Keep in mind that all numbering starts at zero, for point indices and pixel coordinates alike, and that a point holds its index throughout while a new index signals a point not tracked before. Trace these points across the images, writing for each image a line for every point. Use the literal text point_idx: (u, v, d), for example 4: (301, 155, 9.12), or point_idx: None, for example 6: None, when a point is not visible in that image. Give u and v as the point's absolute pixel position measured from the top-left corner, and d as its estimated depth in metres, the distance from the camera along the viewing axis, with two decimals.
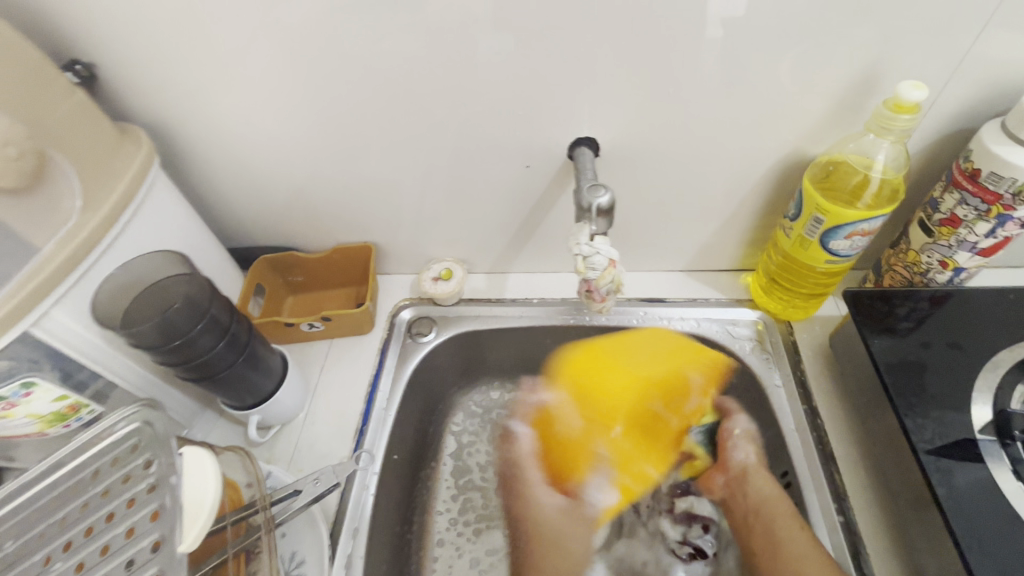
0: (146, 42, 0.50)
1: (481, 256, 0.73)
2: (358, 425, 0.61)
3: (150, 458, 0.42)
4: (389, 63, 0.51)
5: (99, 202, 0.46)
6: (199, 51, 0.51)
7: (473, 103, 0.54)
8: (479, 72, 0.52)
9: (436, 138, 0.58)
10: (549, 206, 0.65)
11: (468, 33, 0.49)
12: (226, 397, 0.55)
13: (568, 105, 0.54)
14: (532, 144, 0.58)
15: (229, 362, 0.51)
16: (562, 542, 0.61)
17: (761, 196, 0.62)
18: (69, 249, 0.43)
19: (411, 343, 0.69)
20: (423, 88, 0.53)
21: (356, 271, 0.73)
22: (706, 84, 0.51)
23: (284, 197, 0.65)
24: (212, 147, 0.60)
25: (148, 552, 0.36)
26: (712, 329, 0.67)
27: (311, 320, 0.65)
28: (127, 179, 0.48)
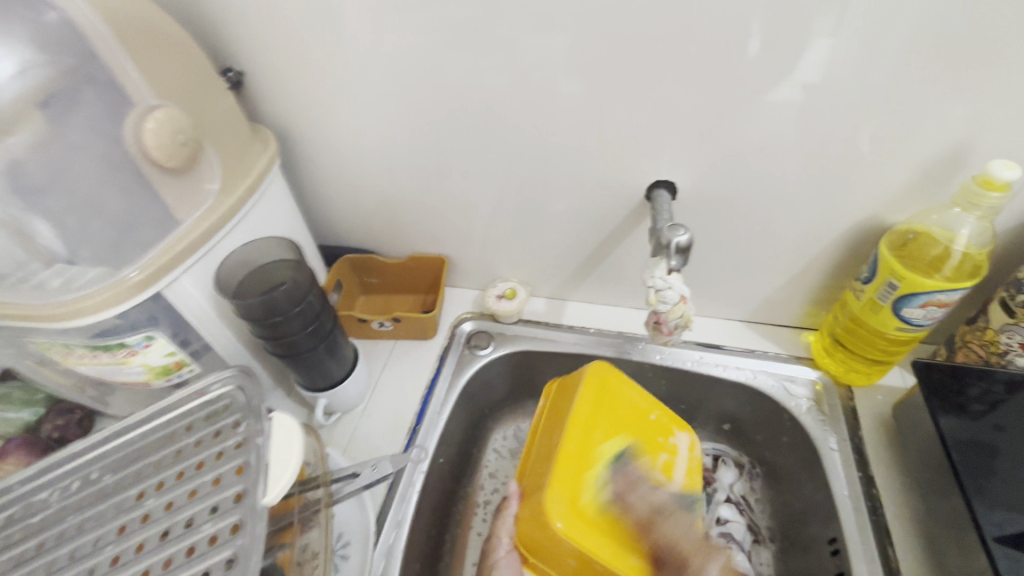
0: (286, 59, 0.57)
1: (545, 281, 0.76)
2: (413, 425, 0.65)
3: (239, 419, 0.47)
4: (486, 93, 0.56)
5: (232, 187, 0.52)
6: (327, 69, 0.58)
7: (559, 137, 0.58)
8: (566, 107, 0.56)
9: (517, 165, 0.62)
10: (619, 240, 0.67)
11: (568, 71, 0.53)
12: (302, 377, 0.60)
13: (650, 149, 0.57)
14: (610, 182, 0.61)
15: (313, 345, 0.56)
16: None
17: (832, 257, 0.62)
18: (206, 226, 0.49)
19: (468, 354, 0.72)
20: (516, 120, 0.58)
21: (427, 281, 0.78)
22: (794, 141, 0.53)
23: (373, 204, 0.71)
24: (320, 154, 0.67)
25: (230, 501, 0.41)
26: (768, 383, 0.66)
27: (382, 319, 0.70)
28: (256, 172, 0.54)
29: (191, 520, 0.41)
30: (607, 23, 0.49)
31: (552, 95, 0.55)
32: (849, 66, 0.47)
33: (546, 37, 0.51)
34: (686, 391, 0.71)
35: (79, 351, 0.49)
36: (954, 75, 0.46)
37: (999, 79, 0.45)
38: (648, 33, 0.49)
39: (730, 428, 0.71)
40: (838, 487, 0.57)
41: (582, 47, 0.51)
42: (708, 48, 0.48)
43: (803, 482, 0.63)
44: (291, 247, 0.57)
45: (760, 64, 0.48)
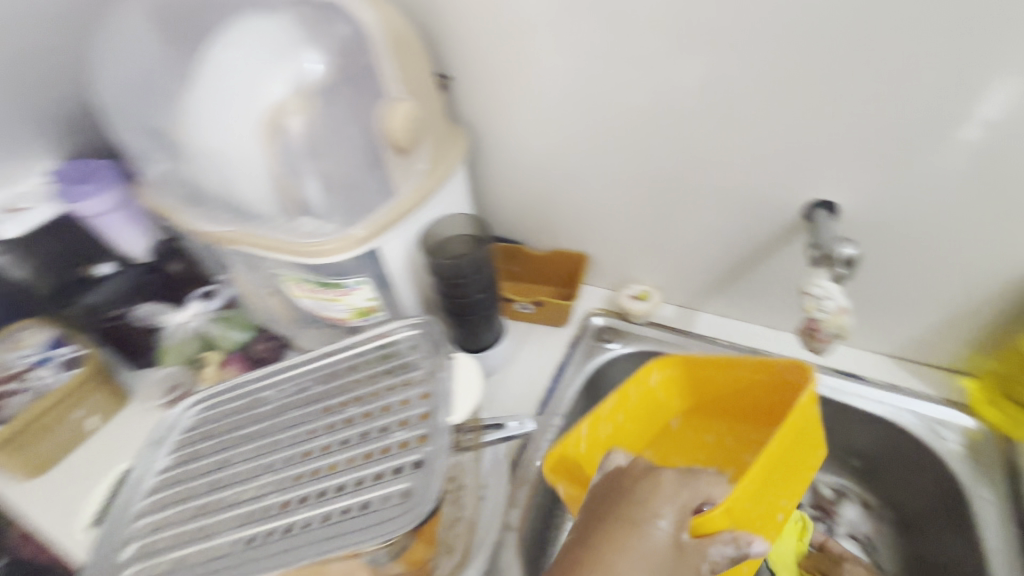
0: (482, 68, 0.66)
1: (678, 289, 0.79)
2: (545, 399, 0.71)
3: (423, 357, 0.56)
4: (658, 109, 0.61)
5: (436, 170, 0.62)
6: (515, 79, 0.66)
7: (722, 152, 0.61)
8: (735, 125, 0.59)
9: (672, 176, 0.66)
10: (765, 256, 0.68)
11: (748, 90, 0.56)
12: (462, 337, 0.69)
13: (815, 169, 0.58)
14: (765, 199, 0.63)
15: (482, 307, 0.66)
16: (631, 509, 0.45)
17: (1007, 299, 0.59)
18: (415, 199, 0.60)
19: (597, 346, 0.77)
20: (681, 135, 0.62)
21: (565, 274, 0.84)
22: (986, 173, 0.52)
23: (528, 199, 0.79)
24: (491, 150, 0.75)
25: (417, 417, 0.50)
26: (914, 422, 0.64)
27: (525, 301, 0.78)
28: (453, 158, 0.64)
29: (385, 427, 0.50)
30: (800, 44, 0.51)
31: (727, 111, 0.58)
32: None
33: (729, 60, 0.54)
34: (815, 416, 0.71)
35: (309, 286, 0.62)
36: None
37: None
38: (842, 56, 0.50)
39: (860, 465, 0.71)
40: (992, 540, 0.54)
41: (768, 67, 0.53)
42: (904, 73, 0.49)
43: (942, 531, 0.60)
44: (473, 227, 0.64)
45: (961, 92, 0.48)
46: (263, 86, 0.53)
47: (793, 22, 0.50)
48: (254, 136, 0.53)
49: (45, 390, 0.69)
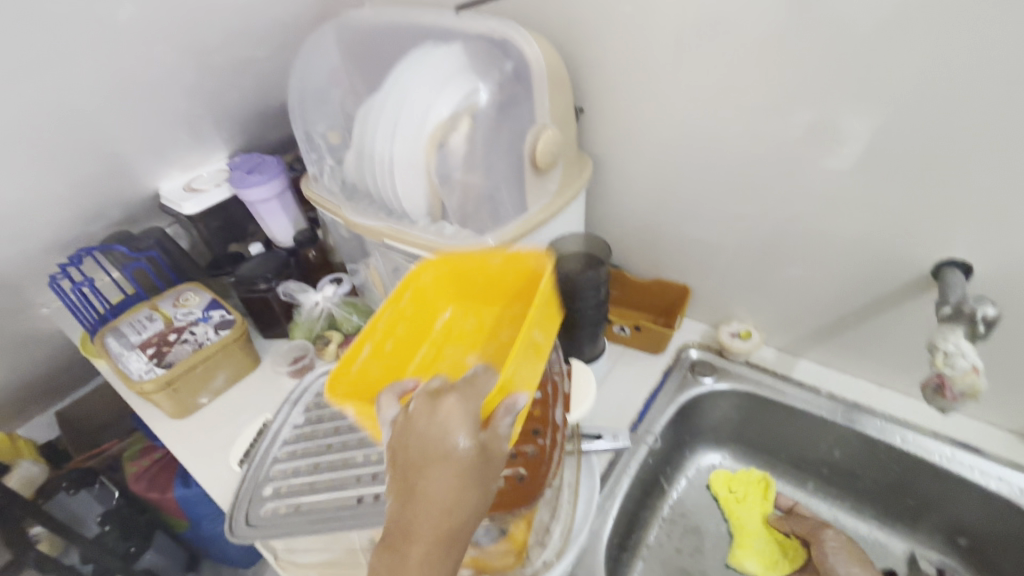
0: (616, 105, 0.72)
1: (780, 333, 0.79)
2: (635, 419, 0.74)
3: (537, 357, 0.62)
4: (786, 157, 0.63)
5: (564, 192, 0.68)
6: (646, 117, 0.70)
7: (848, 204, 0.62)
8: (866, 179, 0.60)
9: (791, 222, 0.68)
10: (881, 312, 0.67)
11: (895, 146, 0.56)
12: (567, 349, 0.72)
13: (950, 231, 0.58)
14: (890, 254, 0.63)
15: (591, 322, 0.68)
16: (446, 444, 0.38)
17: None
18: (544, 216, 0.66)
19: (691, 378, 0.79)
20: (807, 183, 0.64)
21: (664, 304, 0.86)
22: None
23: (637, 229, 0.83)
24: (610, 179, 0.80)
25: None
26: None
27: (624, 324, 0.80)
28: (580, 183, 0.70)
29: None
30: (959, 108, 0.51)
31: (865, 163, 0.59)
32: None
33: (868, 117, 0.56)
34: (919, 484, 0.68)
35: None
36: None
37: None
38: (1006, 123, 0.50)
39: (966, 544, 0.67)
40: None
41: (910, 127, 0.54)
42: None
43: None
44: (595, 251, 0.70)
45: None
46: (434, 105, 0.61)
47: (956, 87, 0.50)
48: (420, 147, 0.61)
49: (203, 344, 0.81)
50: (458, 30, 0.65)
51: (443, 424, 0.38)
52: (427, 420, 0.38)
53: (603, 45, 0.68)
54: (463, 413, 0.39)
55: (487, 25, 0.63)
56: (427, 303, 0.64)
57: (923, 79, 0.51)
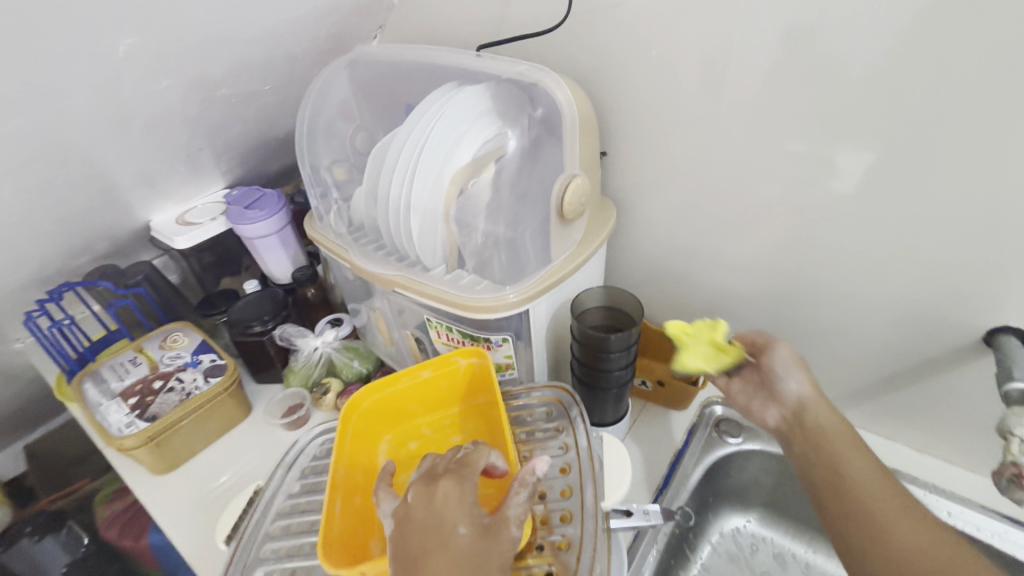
0: (641, 150, 0.68)
1: (810, 389, 0.74)
2: (659, 485, 0.70)
3: (560, 425, 0.57)
4: (825, 213, 0.60)
5: (590, 241, 0.64)
6: (674, 164, 0.67)
7: (891, 263, 0.59)
8: (913, 238, 0.56)
9: (828, 277, 0.64)
10: (923, 375, 0.64)
11: (945, 206, 0.53)
12: (592, 411, 0.68)
13: (1005, 296, 0.54)
14: (938, 316, 0.59)
15: (617, 384, 0.63)
16: (433, 522, 0.40)
17: None
18: (569, 267, 0.61)
19: (716, 438, 0.74)
20: (848, 239, 0.60)
21: None
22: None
23: (661, 276, 0.79)
24: (632, 224, 0.76)
25: (558, 493, 0.50)
26: None
27: (645, 378, 0.77)
28: (607, 231, 0.66)
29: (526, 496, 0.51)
30: (1018, 171, 0.48)
31: (912, 222, 0.55)
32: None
33: (920, 174, 0.53)
34: None
35: (454, 336, 0.64)
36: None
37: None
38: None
39: None
40: None
41: (965, 187, 0.51)
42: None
43: None
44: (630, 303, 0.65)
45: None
46: (457, 150, 0.58)
47: (1018, 150, 0.47)
48: (442, 192, 0.59)
49: (191, 393, 0.74)
50: (482, 70, 0.62)
51: (442, 510, 0.40)
52: (426, 509, 0.41)
53: (629, 89, 0.64)
54: (459, 507, 0.41)
55: (511, 66, 0.59)
56: (368, 436, 0.59)
57: (983, 141, 0.48)
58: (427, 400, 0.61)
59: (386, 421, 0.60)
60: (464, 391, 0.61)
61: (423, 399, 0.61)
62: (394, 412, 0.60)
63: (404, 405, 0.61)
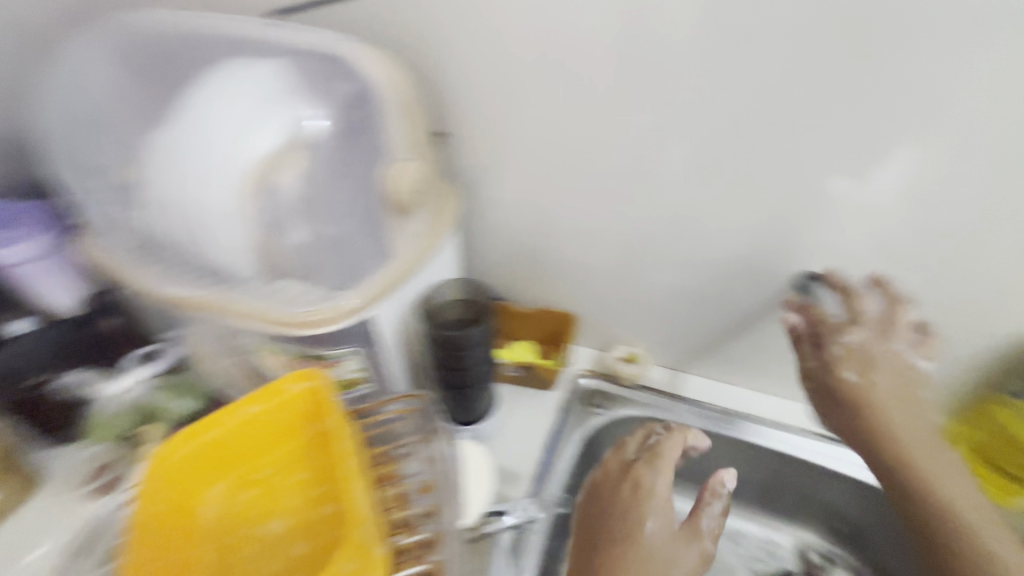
0: (479, 128, 0.64)
1: (665, 350, 0.78)
2: (538, 472, 0.68)
3: (427, 435, 0.52)
4: (658, 182, 0.62)
5: (435, 229, 0.58)
6: (514, 141, 0.64)
7: (718, 225, 0.62)
8: (733, 199, 0.60)
9: (668, 243, 0.67)
10: (754, 323, 0.70)
11: (754, 167, 0.57)
12: (454, 410, 0.64)
13: (806, 246, 0.61)
14: (760, 270, 0.65)
15: (478, 379, 0.61)
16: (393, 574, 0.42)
17: (967, 367, 0.64)
18: (412, 261, 0.54)
19: (588, 412, 0.75)
20: (680, 204, 0.62)
21: (548, 332, 0.80)
22: (957, 251, 0.57)
23: (518, 257, 0.76)
24: (481, 207, 0.72)
25: (421, 515, 0.46)
26: (893, 485, 0.66)
27: (514, 365, 0.74)
28: (453, 216, 0.60)
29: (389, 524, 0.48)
30: (809, 129, 0.54)
31: (731, 184, 0.59)
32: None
33: (732, 138, 0.56)
34: (798, 480, 0.72)
35: (289, 357, 0.55)
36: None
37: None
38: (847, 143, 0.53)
39: (840, 524, 0.72)
40: None
41: (768, 148, 0.55)
42: (900, 162, 0.53)
43: None
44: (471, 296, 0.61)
45: (949, 179, 0.52)
46: (253, 136, 0.49)
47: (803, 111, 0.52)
48: (237, 195, 0.48)
49: None
50: (281, 43, 0.52)
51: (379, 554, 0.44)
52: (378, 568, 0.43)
53: (455, 61, 0.59)
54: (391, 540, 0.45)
55: (320, 39, 0.51)
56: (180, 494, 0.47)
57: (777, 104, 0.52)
58: (263, 438, 0.50)
59: (205, 473, 0.49)
60: (303, 420, 0.50)
61: (258, 436, 0.50)
62: (218, 460, 0.49)
63: (231, 451, 0.49)
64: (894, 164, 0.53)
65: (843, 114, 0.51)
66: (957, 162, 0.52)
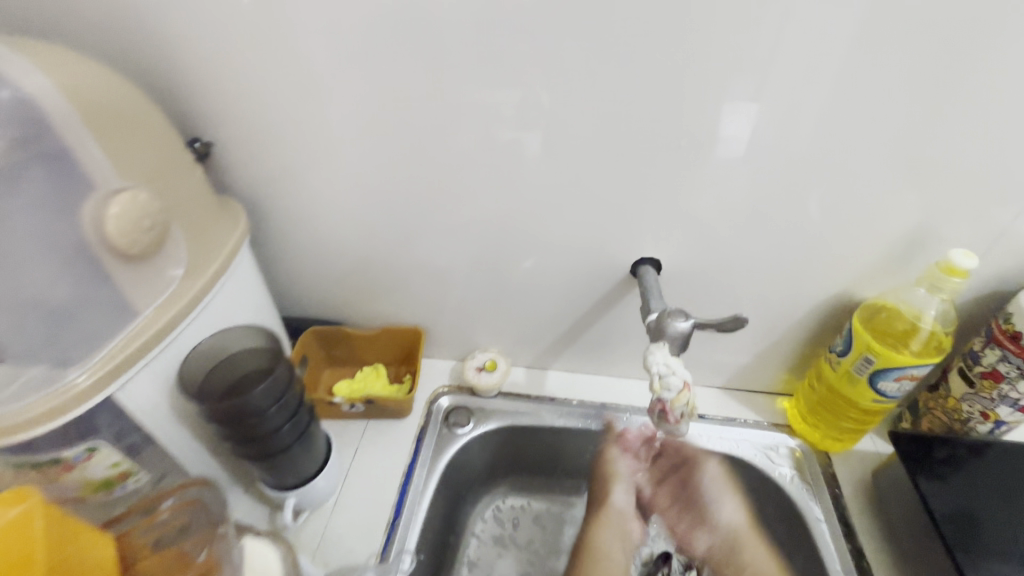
0: (257, 132, 0.54)
1: (525, 350, 0.73)
2: (390, 519, 0.60)
3: None
4: (469, 175, 0.55)
5: (198, 274, 0.47)
6: (300, 143, 0.55)
7: (543, 216, 0.58)
8: (549, 189, 0.55)
9: (499, 241, 0.61)
10: (603, 312, 0.67)
11: (562, 152, 0.52)
12: (269, 476, 0.54)
13: (636, 230, 0.58)
14: (598, 260, 0.61)
15: (286, 444, 0.51)
16: None
17: (805, 330, 0.64)
18: (164, 318, 0.44)
19: (447, 434, 0.68)
20: (498, 198, 0.57)
21: (398, 352, 0.74)
22: (776, 215, 0.54)
23: (347, 274, 0.67)
24: (289, 223, 0.62)
25: None
26: (751, 453, 0.67)
27: (353, 401, 0.66)
28: (223, 254, 0.49)
29: None
30: (603, 102, 0.49)
31: (543, 172, 0.54)
32: (833, 140, 0.48)
33: (532, 122, 0.51)
34: None
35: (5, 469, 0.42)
36: (937, 142, 0.47)
37: (969, 154, 0.48)
38: (646, 119, 0.49)
39: None
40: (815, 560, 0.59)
41: (571, 131, 0.51)
42: (699, 130, 0.49)
43: (789, 554, 0.63)
44: (271, 341, 0.53)
45: (752, 149, 0.50)
46: None
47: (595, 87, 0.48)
48: None
49: None
50: None
51: None
52: None
53: (204, 52, 0.49)
54: None
55: None
56: None
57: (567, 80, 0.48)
58: None
59: None
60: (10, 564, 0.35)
61: None
62: None
63: None
64: (694, 134, 0.50)
65: (627, 85, 0.47)
66: (754, 124, 0.48)
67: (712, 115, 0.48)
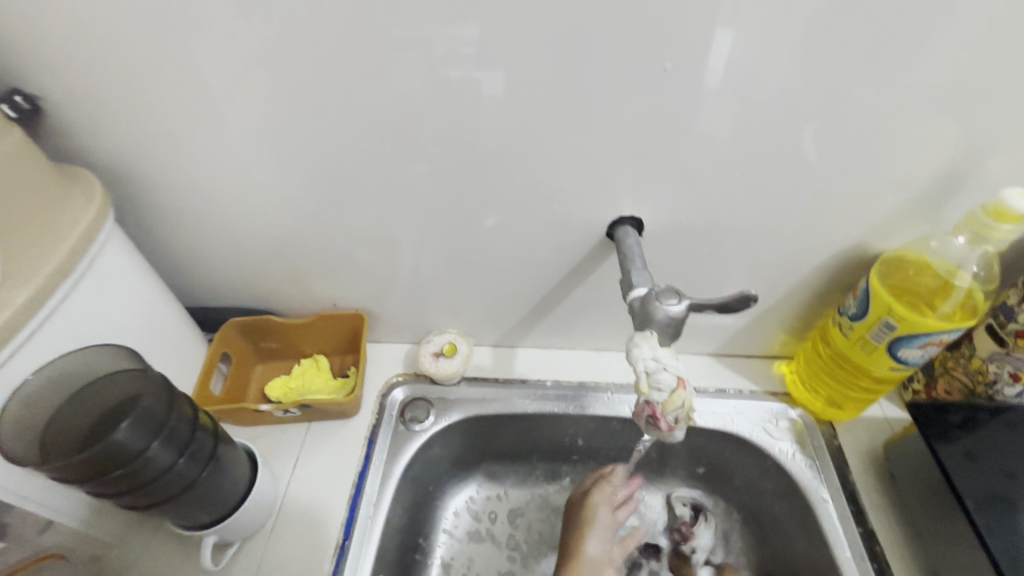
0: (96, 80, 0.41)
1: (488, 328, 0.63)
2: (340, 539, 0.51)
3: None
4: (389, 124, 0.43)
5: (22, 280, 0.37)
6: (158, 93, 0.42)
7: (491, 173, 0.46)
8: (495, 137, 0.43)
9: (441, 206, 0.49)
10: (575, 283, 0.57)
11: (506, 88, 0.40)
12: (178, 517, 0.44)
13: (608, 184, 0.46)
14: (566, 222, 0.50)
15: (189, 480, 0.42)
16: None
17: (808, 289, 0.56)
18: None
19: (403, 432, 0.59)
20: (432, 153, 0.45)
21: (340, 341, 0.63)
22: (777, 155, 0.43)
23: (261, 255, 0.55)
24: (175, 197, 0.50)
25: None
26: (748, 428, 0.59)
27: (286, 407, 0.56)
28: (63, 251, 0.40)
29: None
30: (550, 14, 0.36)
31: (484, 116, 0.42)
32: (851, 51, 0.37)
33: (460, 48, 0.38)
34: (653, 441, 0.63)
35: None
36: (982, 47, 0.36)
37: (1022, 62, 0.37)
38: (610, 37, 0.37)
39: (706, 471, 0.64)
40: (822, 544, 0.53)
41: (514, 58, 0.38)
42: (679, 48, 0.37)
43: (791, 535, 0.57)
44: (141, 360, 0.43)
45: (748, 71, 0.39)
46: None
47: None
48: None
49: None
50: None
51: None
52: None
53: None
54: None
55: None
56: None
57: None
58: None
59: None
60: None
61: None
62: None
63: None
64: (673, 54, 0.38)
65: None
66: (749, 39, 0.37)
67: (695, 26, 0.36)
